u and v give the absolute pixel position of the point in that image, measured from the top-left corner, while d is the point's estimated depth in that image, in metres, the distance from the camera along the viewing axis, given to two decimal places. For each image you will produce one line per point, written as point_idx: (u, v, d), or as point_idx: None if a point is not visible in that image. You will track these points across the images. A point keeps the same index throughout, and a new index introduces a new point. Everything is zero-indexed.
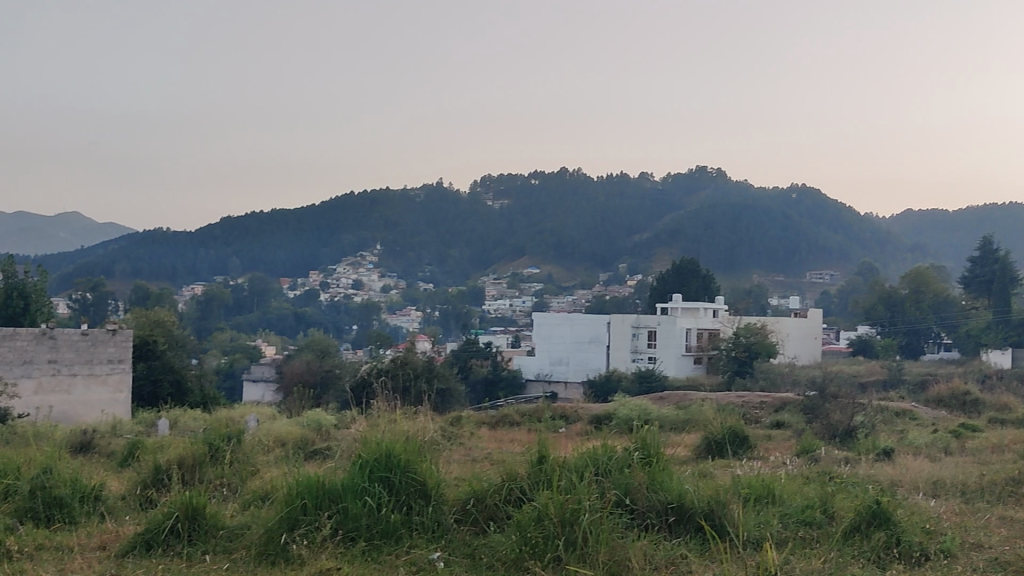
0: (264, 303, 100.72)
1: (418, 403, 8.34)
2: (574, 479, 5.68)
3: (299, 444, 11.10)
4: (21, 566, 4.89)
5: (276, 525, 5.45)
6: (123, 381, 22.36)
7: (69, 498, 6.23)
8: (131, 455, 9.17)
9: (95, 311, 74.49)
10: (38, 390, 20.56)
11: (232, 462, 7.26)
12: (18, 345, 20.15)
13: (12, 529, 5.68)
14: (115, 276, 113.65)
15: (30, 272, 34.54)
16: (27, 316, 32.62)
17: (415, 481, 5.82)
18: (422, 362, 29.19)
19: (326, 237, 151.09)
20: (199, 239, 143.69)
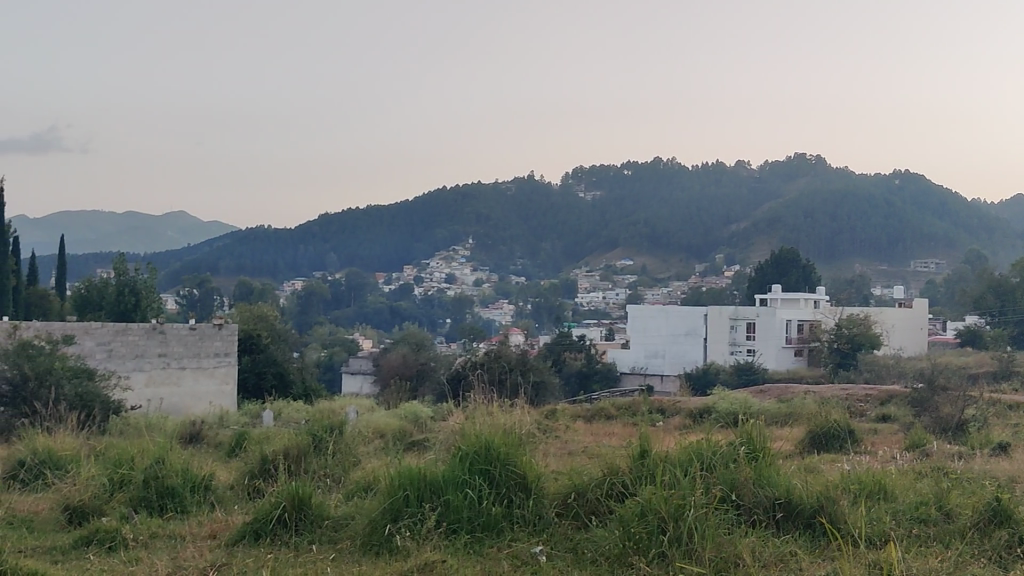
0: (361, 298, 102.73)
1: (516, 398, 8.30)
2: (678, 474, 5.55)
3: (398, 436, 11.24)
4: (136, 555, 5.02)
5: (380, 516, 5.48)
6: (230, 374, 23.09)
7: (181, 487, 6.39)
8: (239, 446, 9.42)
9: (201, 305, 77.24)
10: (150, 382, 21.29)
11: (334, 454, 7.34)
12: (129, 340, 20.83)
13: (128, 518, 5.86)
14: (219, 273, 117.66)
15: (141, 270, 35.92)
16: (138, 312, 33.84)
17: (515, 474, 5.78)
18: (516, 355, 29.26)
19: (421, 231, 153.00)
20: (299, 235, 147.35)
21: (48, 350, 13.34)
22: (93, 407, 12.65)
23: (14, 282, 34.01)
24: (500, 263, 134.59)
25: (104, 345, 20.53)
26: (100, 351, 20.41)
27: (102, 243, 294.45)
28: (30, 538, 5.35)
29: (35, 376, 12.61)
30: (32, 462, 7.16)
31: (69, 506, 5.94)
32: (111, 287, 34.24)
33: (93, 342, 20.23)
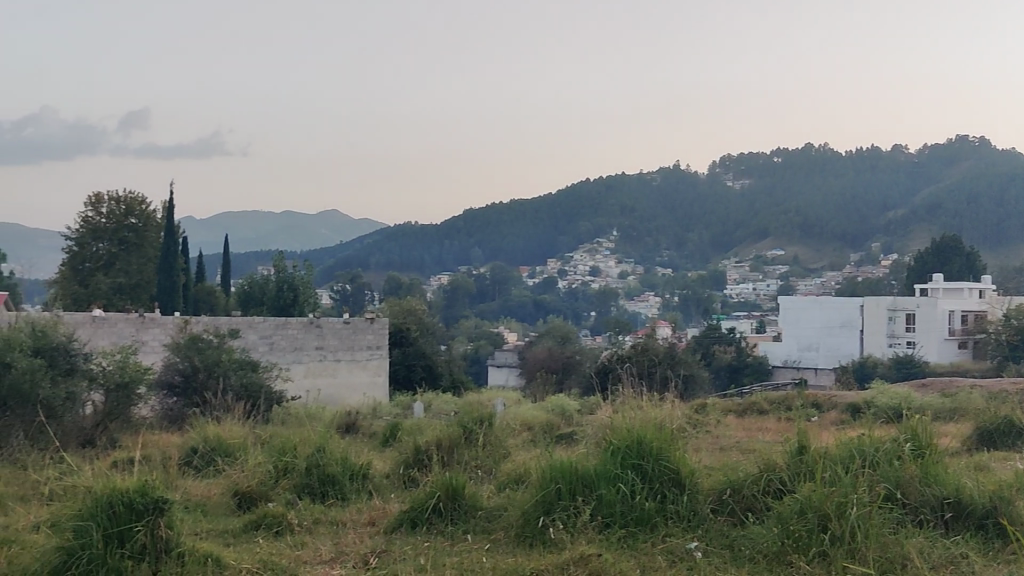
0: (507, 291, 103.90)
1: (665, 391, 8.18)
2: (838, 471, 5.35)
3: (546, 428, 11.29)
4: (301, 539, 5.24)
5: (532, 508, 5.51)
6: (382, 366, 23.77)
7: (341, 475, 6.62)
8: (392, 435, 9.67)
9: (353, 300, 79.90)
10: (308, 373, 22.15)
11: (485, 445, 7.42)
12: (288, 333, 21.73)
13: (292, 504, 6.11)
14: (370, 270, 121.68)
15: (298, 267, 37.48)
16: (296, 307, 35.36)
17: (668, 470, 5.70)
18: (664, 348, 28.95)
19: (565, 224, 153.37)
20: (446, 231, 150.51)
21: (216, 342, 14.04)
22: (256, 398, 13.34)
23: (185, 280, 36.13)
24: (646, 255, 133.52)
25: (266, 338, 21.47)
26: (263, 344, 21.36)
27: (260, 244, 308.57)
28: (204, 521, 5.65)
29: (204, 367, 13.31)
30: (203, 449, 7.56)
31: (239, 491, 6.23)
32: (271, 283, 35.92)
33: (256, 335, 21.20)
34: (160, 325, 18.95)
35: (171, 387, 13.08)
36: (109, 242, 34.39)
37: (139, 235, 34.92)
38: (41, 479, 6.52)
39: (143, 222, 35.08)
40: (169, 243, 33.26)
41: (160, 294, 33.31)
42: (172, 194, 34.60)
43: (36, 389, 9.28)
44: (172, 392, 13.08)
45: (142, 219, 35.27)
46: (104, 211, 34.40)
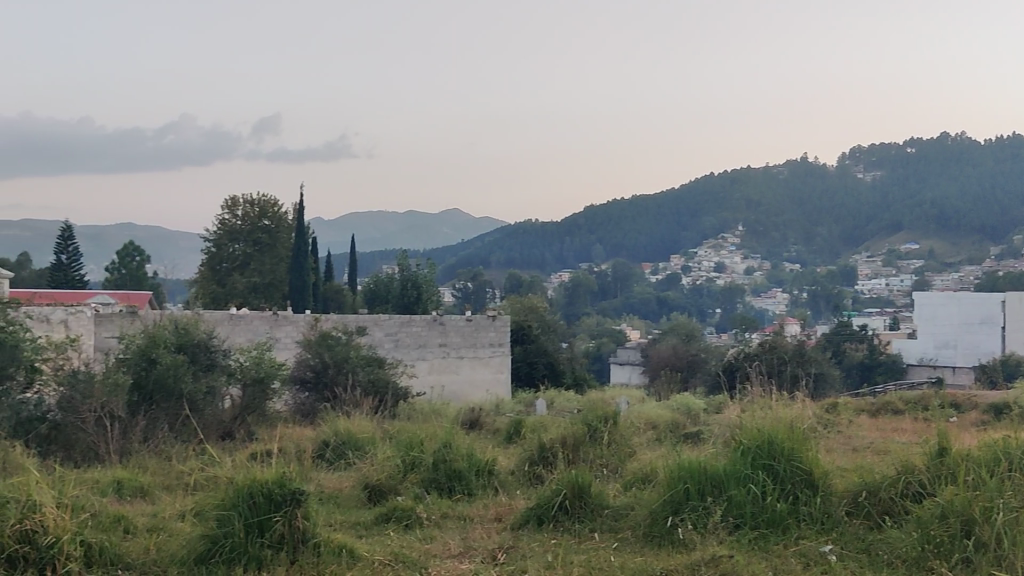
0: (628, 288, 103.27)
1: (794, 389, 7.96)
2: (984, 474, 5.10)
3: (670, 427, 11.13)
4: (430, 534, 5.34)
5: (661, 507, 5.45)
6: (503, 363, 24.02)
7: (467, 471, 6.69)
8: (516, 432, 9.72)
9: (474, 298, 80.88)
10: (431, 370, 22.49)
11: (610, 444, 7.38)
12: (413, 331, 22.16)
13: (420, 498, 6.23)
14: (491, 268, 123.21)
15: (422, 265, 38.19)
16: (420, 304, 36.08)
17: (801, 471, 5.56)
18: (792, 346, 28.12)
19: (688, 220, 151.31)
20: (567, 228, 150.79)
21: (344, 339, 14.42)
22: (384, 393, 13.74)
23: (315, 279, 37.29)
24: (773, 250, 130.57)
25: (392, 335, 21.93)
26: (389, 341, 21.83)
27: (385, 244, 315.53)
28: (337, 513, 5.82)
29: (333, 363, 13.69)
30: (334, 442, 7.78)
31: (368, 485, 6.39)
32: (396, 282, 36.71)
33: (383, 333, 21.67)
34: (292, 323, 19.63)
35: (303, 382, 13.53)
36: (244, 243, 35.83)
37: (272, 236, 36.18)
38: (185, 471, 6.84)
39: (275, 224, 36.39)
40: (299, 243, 34.37)
41: (291, 293, 34.47)
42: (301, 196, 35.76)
43: (180, 384, 9.74)
44: (304, 387, 13.51)
45: (274, 221, 36.57)
46: (239, 214, 35.87)
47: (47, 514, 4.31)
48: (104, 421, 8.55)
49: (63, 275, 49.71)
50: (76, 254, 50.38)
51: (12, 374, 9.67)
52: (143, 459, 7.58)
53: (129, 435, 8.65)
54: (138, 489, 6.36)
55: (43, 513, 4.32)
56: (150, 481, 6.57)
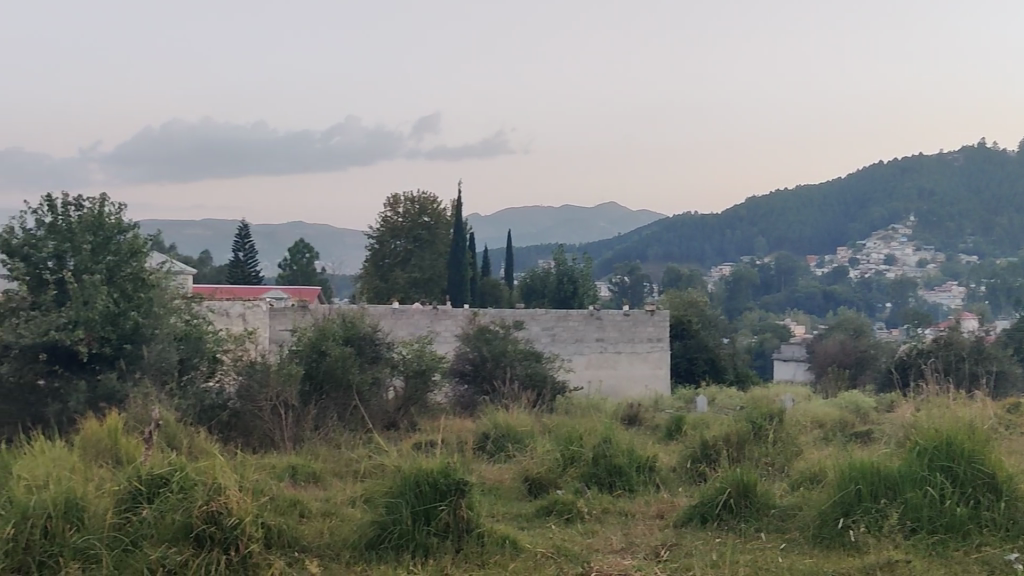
0: (792, 283, 100.17)
1: (976, 388, 7.51)
2: None
3: (839, 426, 10.73)
4: (592, 528, 5.34)
5: (830, 509, 5.26)
6: (663, 358, 23.72)
7: (628, 466, 6.65)
8: (677, 428, 9.60)
9: (632, 292, 80.42)
10: (588, 365, 22.56)
11: (775, 443, 7.17)
12: (570, 325, 22.27)
13: (581, 493, 6.24)
14: (648, 263, 122.39)
15: (579, 260, 38.30)
16: (577, 299, 36.20)
17: (983, 474, 5.25)
18: (971, 341, 26.53)
19: (855, 210, 145.47)
20: (726, 221, 147.86)
21: (502, 333, 14.58)
22: (543, 387, 13.86)
23: (472, 274, 37.97)
24: (948, 242, 123.80)
25: (548, 329, 22.17)
26: (545, 336, 22.05)
27: (541, 239, 317.78)
28: (499, 505, 5.90)
29: (491, 357, 13.91)
30: (494, 435, 7.89)
31: (529, 478, 6.46)
32: (552, 276, 36.96)
33: (539, 327, 21.89)
34: (452, 317, 20.03)
35: (463, 375, 13.80)
36: (405, 239, 36.98)
37: (431, 233, 37.14)
38: (353, 458, 7.10)
39: (435, 220, 37.31)
40: (457, 238, 35.12)
41: (450, 288, 35.20)
42: (459, 192, 36.52)
43: (348, 374, 10.16)
44: (463, 379, 13.77)
45: (433, 218, 37.53)
46: (401, 211, 37.03)
47: (231, 496, 4.55)
48: (278, 409, 9.01)
49: (240, 272, 52.57)
50: (252, 252, 53.20)
51: (196, 364, 10.32)
52: (315, 447, 7.92)
53: (303, 422, 9.06)
54: (311, 474, 6.65)
55: (227, 496, 4.55)
56: (322, 468, 6.85)
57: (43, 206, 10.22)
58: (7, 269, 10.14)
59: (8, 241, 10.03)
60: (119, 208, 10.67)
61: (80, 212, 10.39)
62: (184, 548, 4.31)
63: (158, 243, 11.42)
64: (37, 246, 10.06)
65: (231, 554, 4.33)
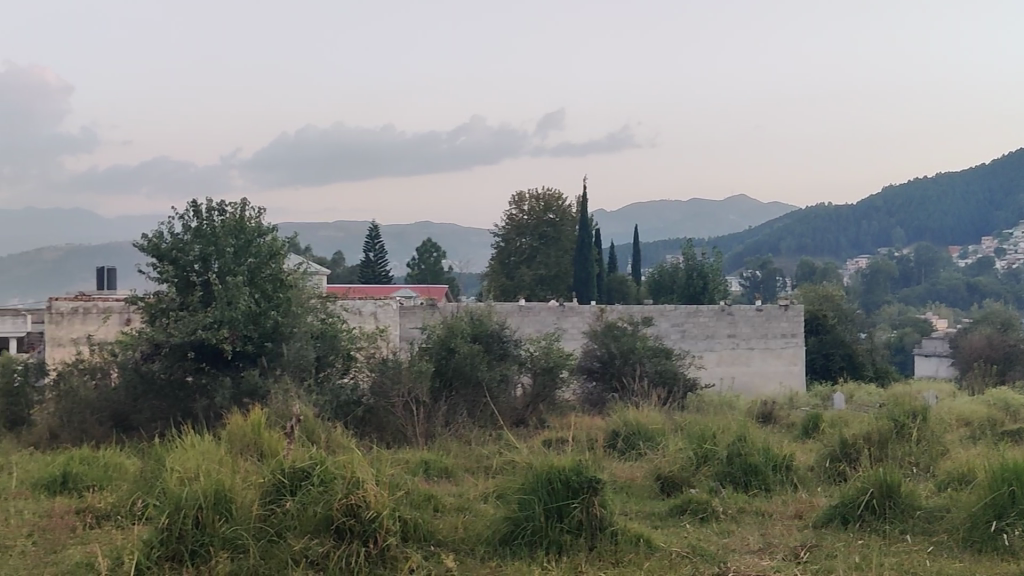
0: (934, 274, 95.93)
1: None
2: None
3: (990, 424, 10.20)
4: (727, 528, 5.24)
5: (981, 510, 5.00)
6: (798, 354, 23.08)
7: (763, 465, 6.50)
8: (814, 427, 9.32)
9: (765, 287, 78.60)
10: (720, 361, 22.19)
11: (919, 442, 6.89)
12: (701, 321, 21.92)
13: (716, 491, 6.14)
14: (779, 257, 119.52)
15: (708, 255, 37.65)
16: (707, 294, 35.65)
17: None
18: None
19: (1001, 198, 138.07)
20: (861, 212, 142.84)
21: (631, 329, 14.45)
22: (673, 385, 13.66)
23: (599, 270, 38.01)
24: None
25: (678, 326, 21.82)
26: (675, 332, 21.74)
27: (668, 234, 314.15)
28: (632, 503, 5.87)
29: (620, 354, 13.81)
30: (625, 432, 7.83)
31: (661, 476, 6.40)
32: (681, 272, 36.48)
33: (669, 324, 21.61)
34: (580, 314, 20.02)
35: (591, 372, 13.80)
36: (531, 237, 37.26)
37: (557, 229, 37.23)
38: (484, 454, 7.19)
39: (560, 216, 37.45)
40: (582, 234, 34.84)
41: (576, 284, 34.88)
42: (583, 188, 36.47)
43: (477, 371, 10.31)
44: (592, 377, 13.79)
45: (559, 215, 37.67)
46: (526, 208, 37.36)
47: (369, 490, 4.66)
48: (410, 406, 9.23)
49: (372, 272, 54.09)
50: (383, 252, 54.61)
51: (332, 361, 10.67)
52: (446, 442, 8.06)
53: (434, 418, 9.23)
54: (443, 470, 6.76)
55: (365, 489, 4.66)
56: (454, 463, 6.96)
57: (190, 211, 10.67)
58: (157, 271, 10.68)
59: (157, 245, 10.54)
60: (259, 213, 11.04)
61: (223, 216, 10.77)
62: (324, 540, 4.46)
63: (295, 245, 11.78)
64: (183, 249, 10.49)
65: (370, 547, 4.45)
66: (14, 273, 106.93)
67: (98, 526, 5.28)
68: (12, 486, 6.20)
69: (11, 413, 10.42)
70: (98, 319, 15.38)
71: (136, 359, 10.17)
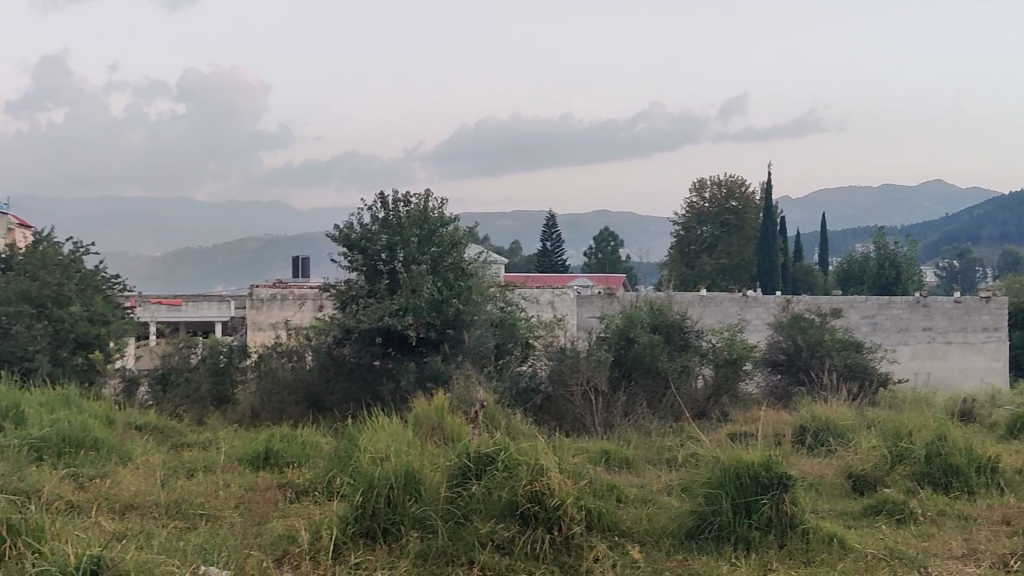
0: None
1: None
2: None
3: None
4: (926, 531, 4.98)
5: None
6: (1001, 349, 21.58)
7: (966, 466, 6.13)
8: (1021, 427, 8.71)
9: (963, 278, 74.26)
10: (914, 356, 21.08)
11: None
12: (894, 313, 20.93)
13: (913, 492, 5.85)
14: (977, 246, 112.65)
15: (903, 244, 35.73)
16: (900, 285, 33.78)
17: None
18: None
19: None
20: None
21: (818, 321, 13.93)
22: (863, 379, 13.09)
23: (783, 259, 36.85)
24: None
25: (869, 318, 21.07)
26: (865, 324, 20.99)
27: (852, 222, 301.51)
28: (822, 501, 5.68)
29: (807, 346, 13.37)
30: (813, 428, 7.58)
31: (852, 474, 6.15)
32: (872, 261, 34.82)
33: (859, 316, 20.88)
34: (763, 304, 19.46)
35: (776, 365, 13.48)
36: (712, 225, 36.40)
37: (740, 217, 36.07)
38: (665, 446, 7.15)
39: (743, 204, 36.21)
40: (766, 222, 34.00)
41: (760, 273, 34.26)
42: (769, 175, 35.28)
43: (657, 362, 10.26)
44: (777, 370, 13.46)
45: (742, 202, 36.45)
46: (707, 195, 36.60)
47: (553, 478, 4.72)
48: (589, 395, 9.28)
49: (548, 261, 54.61)
50: (559, 241, 55.02)
51: (511, 349, 10.87)
52: (626, 433, 8.04)
53: (613, 407, 9.23)
54: (624, 460, 6.75)
55: (549, 476, 4.73)
56: (635, 454, 6.94)
57: (377, 203, 11.07)
58: (346, 260, 11.15)
59: (348, 235, 11.02)
60: (441, 203, 11.33)
61: (408, 207, 11.12)
62: (510, 525, 4.54)
63: (475, 235, 12.03)
64: (371, 239, 10.90)
65: (554, 534, 4.50)
66: (218, 265, 114.98)
67: (297, 500, 5.60)
68: (221, 459, 6.64)
69: (217, 392, 11.21)
70: (294, 305, 16.26)
71: (329, 343, 10.72)
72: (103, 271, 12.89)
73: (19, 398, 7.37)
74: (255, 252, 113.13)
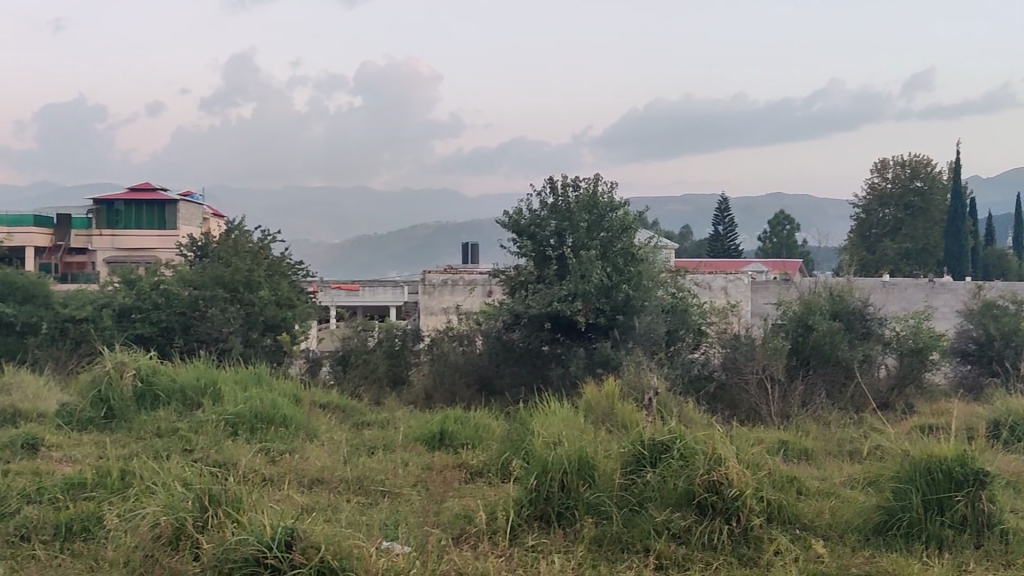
0: None
1: None
2: None
3: None
4: None
5: None
6: None
7: None
8: None
9: None
10: None
11: None
12: None
13: None
14: None
15: None
16: None
17: None
18: None
19: None
20: None
21: (1013, 309, 13.07)
22: None
23: (972, 244, 34.91)
24: None
25: None
26: None
27: None
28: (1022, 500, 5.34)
29: (1000, 336, 12.59)
30: (1008, 421, 7.16)
31: None
32: None
33: None
34: (951, 292, 18.47)
35: (965, 355, 12.85)
36: (895, 207, 34.53)
37: (926, 199, 34.17)
38: (846, 439, 6.91)
39: (929, 184, 34.04)
40: (956, 204, 33.94)
41: (949, 258, 34.01)
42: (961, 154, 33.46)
43: (837, 351, 9.94)
44: (967, 360, 12.81)
45: (929, 181, 34.20)
46: (890, 175, 34.65)
47: (731, 468, 4.65)
48: (764, 383, 9.08)
49: (720, 246, 53.54)
50: (731, 225, 53.87)
51: (682, 336, 10.77)
52: (804, 424, 7.81)
53: (790, 395, 9.00)
54: (802, 452, 6.57)
55: (728, 467, 4.67)
56: (814, 445, 6.74)
57: (547, 188, 11.17)
58: (515, 246, 11.30)
59: (517, 221, 11.18)
60: (611, 188, 11.31)
61: (577, 192, 11.15)
62: (687, 514, 4.51)
63: (644, 220, 11.94)
64: (540, 224, 11.01)
65: (733, 525, 4.44)
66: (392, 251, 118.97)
67: (472, 480, 5.75)
68: (399, 438, 6.90)
69: (392, 373, 11.64)
70: (464, 291, 16.65)
71: (499, 329, 10.95)
72: (287, 258, 13.57)
73: (216, 375, 7.87)
74: (427, 239, 116.33)
